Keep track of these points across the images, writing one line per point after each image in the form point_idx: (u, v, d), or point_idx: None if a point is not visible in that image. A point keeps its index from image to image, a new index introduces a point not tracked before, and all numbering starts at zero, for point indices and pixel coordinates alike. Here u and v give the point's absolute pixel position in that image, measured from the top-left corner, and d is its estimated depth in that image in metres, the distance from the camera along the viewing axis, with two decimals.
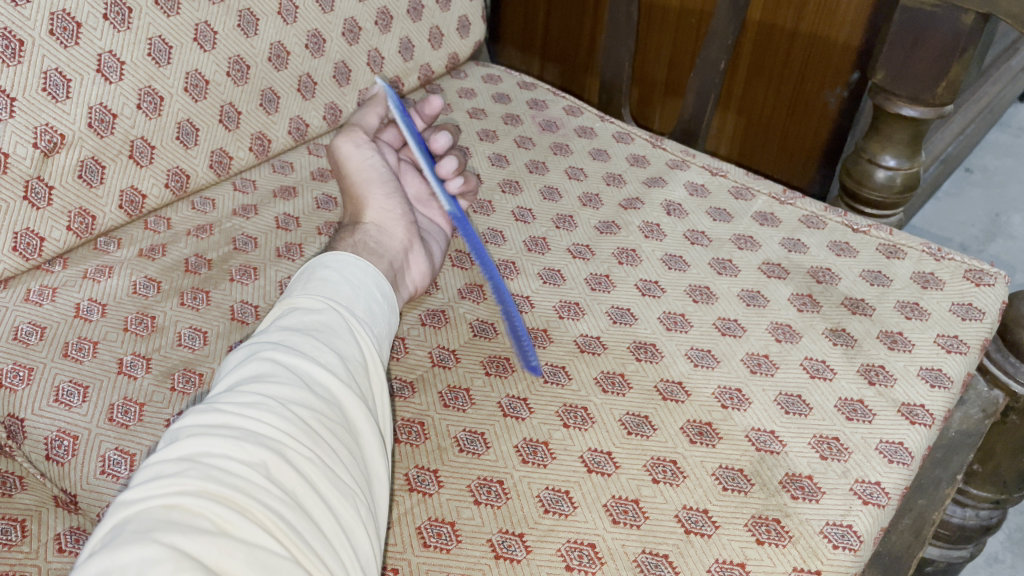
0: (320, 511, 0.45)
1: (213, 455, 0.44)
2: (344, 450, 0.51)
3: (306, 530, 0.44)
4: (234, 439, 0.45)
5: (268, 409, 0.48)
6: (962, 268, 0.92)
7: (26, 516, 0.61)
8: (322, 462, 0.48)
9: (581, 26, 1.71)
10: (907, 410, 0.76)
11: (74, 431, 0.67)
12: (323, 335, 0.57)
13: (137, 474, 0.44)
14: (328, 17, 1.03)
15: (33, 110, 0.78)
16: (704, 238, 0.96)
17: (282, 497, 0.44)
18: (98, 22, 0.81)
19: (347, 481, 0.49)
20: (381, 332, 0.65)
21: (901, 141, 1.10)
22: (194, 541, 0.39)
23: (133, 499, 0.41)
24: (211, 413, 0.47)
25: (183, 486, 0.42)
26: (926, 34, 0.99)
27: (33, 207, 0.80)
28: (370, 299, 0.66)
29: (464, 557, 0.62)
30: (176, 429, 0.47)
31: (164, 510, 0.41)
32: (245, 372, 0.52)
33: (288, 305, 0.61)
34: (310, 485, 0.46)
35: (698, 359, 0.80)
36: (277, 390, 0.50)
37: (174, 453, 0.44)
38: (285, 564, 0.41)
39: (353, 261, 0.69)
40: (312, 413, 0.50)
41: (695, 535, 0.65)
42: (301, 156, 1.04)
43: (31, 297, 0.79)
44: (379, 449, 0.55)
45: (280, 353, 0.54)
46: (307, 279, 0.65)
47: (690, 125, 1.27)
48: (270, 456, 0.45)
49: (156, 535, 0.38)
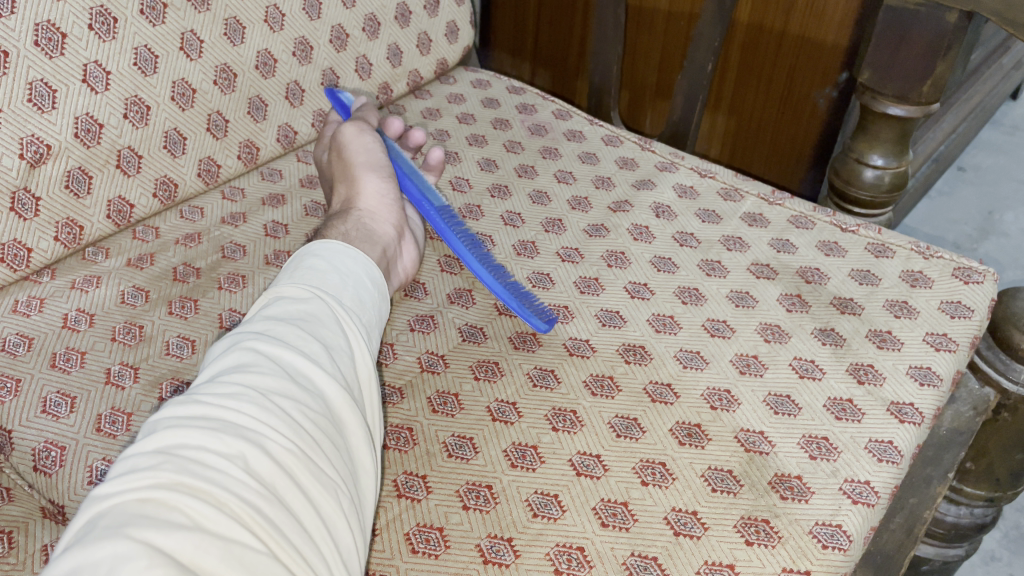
0: (300, 504, 0.46)
1: (189, 448, 0.44)
2: (328, 442, 0.51)
3: (285, 525, 0.44)
4: (214, 431, 0.45)
5: (248, 399, 0.48)
6: (951, 266, 0.92)
7: (14, 527, 0.61)
8: (304, 454, 0.48)
9: (571, 29, 1.71)
10: (897, 409, 0.76)
11: (62, 441, 0.67)
12: (308, 325, 0.57)
13: (115, 467, 0.45)
14: (316, 24, 1.03)
15: (19, 120, 0.77)
16: (694, 239, 0.96)
17: (261, 491, 0.44)
18: (83, 33, 0.81)
19: (329, 473, 0.49)
20: (370, 320, 0.65)
21: (888, 140, 1.10)
22: (168, 537, 0.39)
23: (108, 493, 0.42)
24: (190, 405, 0.47)
25: (159, 479, 0.42)
26: (910, 34, 1.00)
27: (21, 218, 0.80)
28: (358, 286, 0.66)
29: (453, 562, 0.62)
30: (154, 422, 0.47)
31: (139, 504, 0.41)
32: (227, 362, 0.52)
33: (275, 293, 0.61)
34: (289, 478, 0.46)
35: (687, 361, 0.79)
36: (259, 381, 0.50)
37: (151, 446, 0.45)
38: (262, 560, 0.41)
39: (344, 248, 0.69)
40: (295, 404, 0.50)
41: (684, 537, 0.64)
42: (289, 164, 1.05)
43: (19, 309, 0.79)
44: (364, 439, 0.55)
45: (263, 344, 0.54)
46: (295, 267, 0.65)
47: (678, 128, 1.27)
48: (249, 447, 0.45)
49: (129, 531, 0.38)
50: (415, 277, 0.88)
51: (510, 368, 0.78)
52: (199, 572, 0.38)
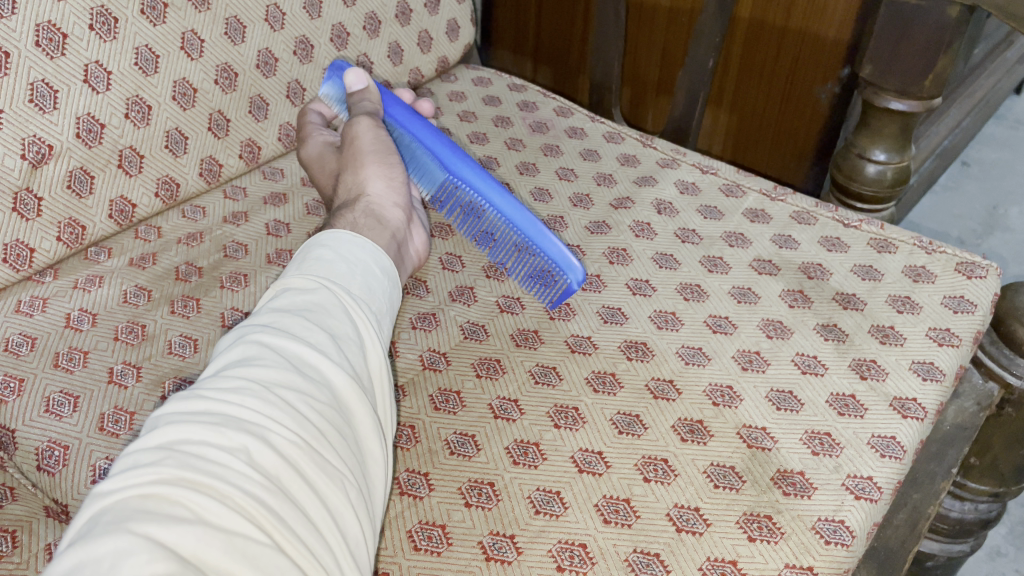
0: (305, 495, 0.46)
1: (191, 443, 0.44)
2: (334, 431, 0.51)
3: (290, 516, 0.44)
4: (216, 425, 0.46)
5: (251, 393, 0.48)
6: (953, 260, 0.92)
7: (17, 525, 0.61)
8: (308, 445, 0.48)
9: (573, 26, 1.71)
10: (899, 404, 0.76)
11: (65, 441, 0.67)
12: (313, 315, 0.57)
13: (118, 463, 0.45)
14: (316, 23, 1.03)
15: (21, 121, 0.78)
16: (695, 236, 0.96)
17: (264, 483, 0.44)
18: (84, 33, 0.81)
19: (336, 464, 0.49)
20: (380, 308, 0.65)
21: (890, 135, 1.10)
22: (169, 531, 0.39)
23: (110, 489, 0.42)
24: (194, 399, 0.48)
25: (160, 474, 0.42)
26: (911, 29, 0.99)
27: (23, 218, 0.80)
28: (366, 275, 0.66)
29: (455, 559, 0.62)
30: (158, 417, 0.48)
31: (141, 500, 0.41)
32: (232, 356, 0.53)
33: (281, 285, 0.62)
34: (295, 470, 0.46)
35: (689, 357, 0.79)
36: (262, 373, 0.50)
37: (154, 441, 0.45)
38: (265, 551, 0.41)
39: (352, 238, 0.69)
40: (299, 396, 0.50)
41: (686, 533, 0.64)
42: (291, 163, 1.05)
43: (22, 309, 0.79)
44: (372, 428, 0.55)
45: (267, 337, 0.54)
46: (303, 259, 0.65)
47: (680, 124, 1.27)
48: (251, 440, 0.45)
49: (130, 525, 0.39)
50: (417, 275, 0.88)
51: (512, 365, 0.78)
52: (202, 564, 0.39)
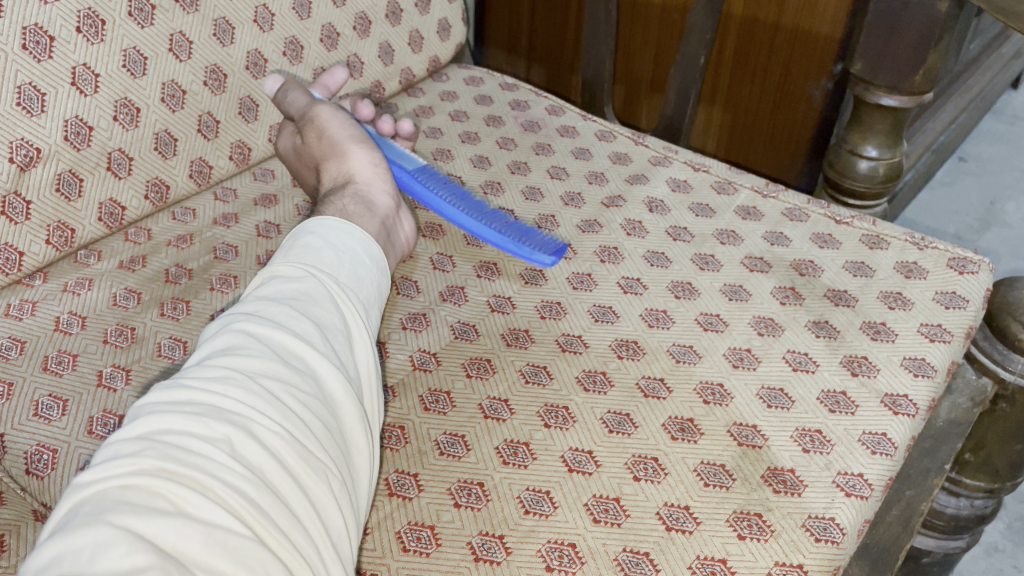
0: (289, 487, 0.46)
1: (173, 433, 0.44)
2: (319, 422, 0.51)
3: (272, 508, 0.44)
4: (198, 415, 0.45)
5: (235, 383, 0.48)
6: (945, 256, 0.92)
7: (5, 530, 0.61)
8: (292, 435, 0.48)
9: (565, 24, 1.71)
10: (890, 401, 0.75)
11: (54, 444, 0.67)
12: (299, 304, 0.57)
13: (99, 454, 0.45)
14: (306, 24, 1.02)
15: (8, 125, 0.77)
16: (687, 233, 0.95)
17: (247, 475, 0.44)
18: (71, 35, 0.81)
19: (321, 456, 0.49)
20: (368, 297, 0.65)
21: (882, 131, 1.10)
22: (149, 523, 0.39)
23: (90, 481, 0.42)
24: (177, 389, 0.47)
25: (141, 465, 0.42)
26: (901, 24, 0.99)
27: (11, 222, 0.80)
28: (354, 263, 0.66)
29: (445, 559, 0.62)
30: (142, 406, 0.48)
31: (121, 491, 0.41)
32: (216, 345, 0.52)
33: (268, 272, 0.62)
34: (279, 461, 0.46)
35: (680, 355, 0.79)
36: (247, 363, 0.50)
37: (136, 431, 0.45)
38: (246, 544, 0.41)
39: (339, 225, 0.69)
40: (284, 386, 0.50)
41: (676, 531, 0.64)
42: (281, 164, 1.04)
43: (11, 312, 0.79)
44: (359, 419, 0.55)
45: (253, 326, 0.54)
46: (291, 246, 0.65)
47: (672, 122, 1.27)
48: (234, 431, 0.45)
49: (109, 517, 0.39)
50: (408, 275, 0.88)
51: (503, 365, 0.78)
52: (181, 557, 0.39)
